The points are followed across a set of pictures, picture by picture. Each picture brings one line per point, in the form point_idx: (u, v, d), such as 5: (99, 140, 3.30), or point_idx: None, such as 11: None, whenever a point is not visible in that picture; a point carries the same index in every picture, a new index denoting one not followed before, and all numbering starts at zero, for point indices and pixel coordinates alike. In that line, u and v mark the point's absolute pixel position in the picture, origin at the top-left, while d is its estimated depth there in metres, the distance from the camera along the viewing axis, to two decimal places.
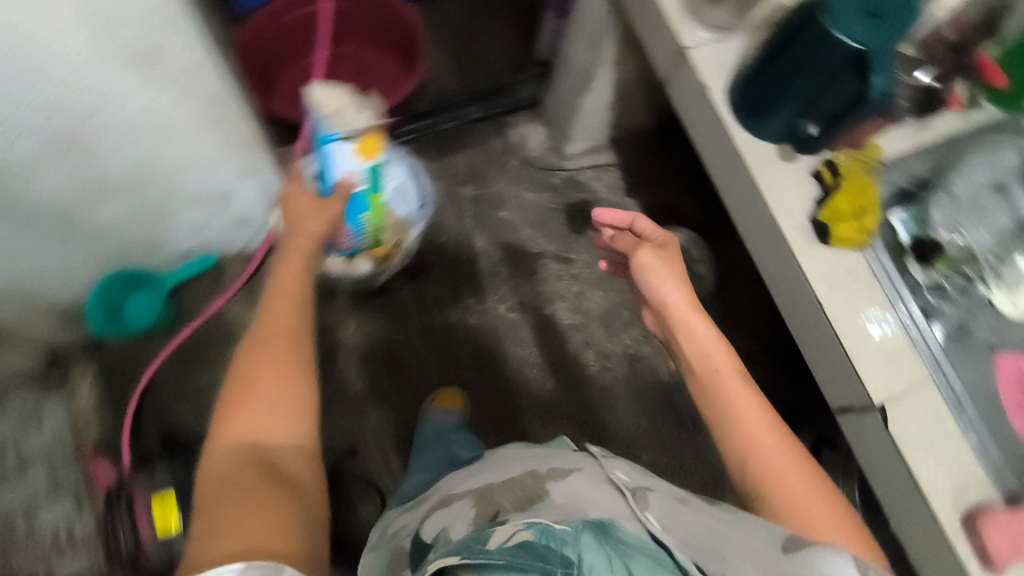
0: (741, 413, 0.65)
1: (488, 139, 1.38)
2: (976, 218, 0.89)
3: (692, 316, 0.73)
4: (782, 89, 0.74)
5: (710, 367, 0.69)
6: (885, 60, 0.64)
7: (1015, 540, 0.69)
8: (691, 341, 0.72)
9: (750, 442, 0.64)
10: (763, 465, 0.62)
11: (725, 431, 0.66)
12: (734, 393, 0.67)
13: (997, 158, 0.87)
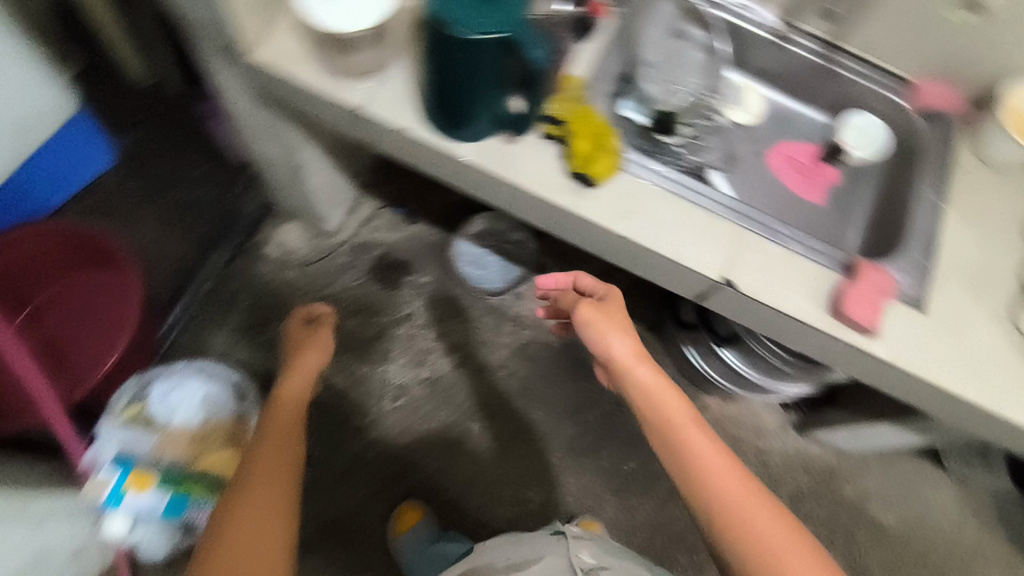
0: (720, 483, 0.63)
1: (254, 270, 1.27)
2: (681, 70, 0.96)
3: (637, 367, 0.74)
4: (461, 102, 0.74)
5: (670, 418, 0.69)
6: (528, 32, 0.67)
7: (870, 301, 0.80)
8: (643, 395, 0.72)
9: (739, 523, 0.61)
10: (760, 551, 0.59)
11: (708, 503, 0.63)
12: (704, 457, 0.65)
13: (658, 14, 0.95)
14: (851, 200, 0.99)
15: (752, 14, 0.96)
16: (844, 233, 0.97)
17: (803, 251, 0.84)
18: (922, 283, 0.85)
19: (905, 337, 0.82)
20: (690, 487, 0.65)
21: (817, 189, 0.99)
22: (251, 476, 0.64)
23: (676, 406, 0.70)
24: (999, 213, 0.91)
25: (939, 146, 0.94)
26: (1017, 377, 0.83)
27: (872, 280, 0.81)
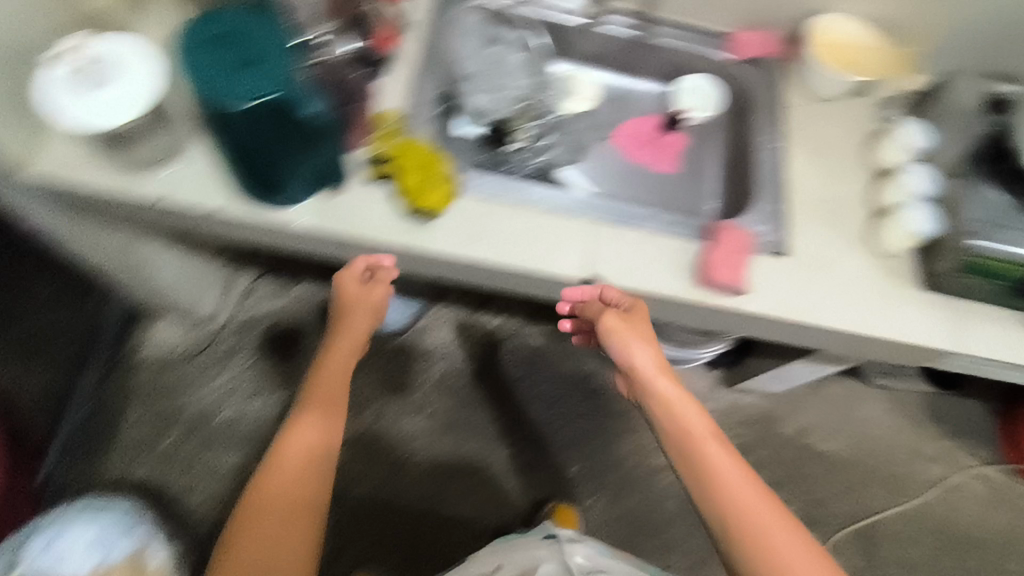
0: (743, 506, 0.63)
1: (134, 376, 1.24)
2: (503, 76, 0.94)
3: (658, 378, 0.73)
4: (275, 169, 0.69)
5: (692, 435, 0.69)
6: (300, 87, 0.64)
7: (728, 262, 0.81)
8: (664, 408, 0.72)
9: (760, 545, 0.61)
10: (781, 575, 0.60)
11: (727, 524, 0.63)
12: (728, 479, 0.65)
13: (465, 26, 0.93)
14: (704, 161, 0.99)
15: (559, 4, 0.95)
16: (704, 195, 0.97)
17: (659, 227, 0.84)
18: (779, 228, 0.86)
19: (775, 284, 0.83)
20: (712, 504, 0.65)
21: (670, 159, 0.99)
22: (261, 504, 0.64)
23: (694, 417, 0.70)
24: (837, 142, 0.93)
25: (766, 91, 0.96)
26: (884, 294, 0.85)
27: (729, 239, 0.82)
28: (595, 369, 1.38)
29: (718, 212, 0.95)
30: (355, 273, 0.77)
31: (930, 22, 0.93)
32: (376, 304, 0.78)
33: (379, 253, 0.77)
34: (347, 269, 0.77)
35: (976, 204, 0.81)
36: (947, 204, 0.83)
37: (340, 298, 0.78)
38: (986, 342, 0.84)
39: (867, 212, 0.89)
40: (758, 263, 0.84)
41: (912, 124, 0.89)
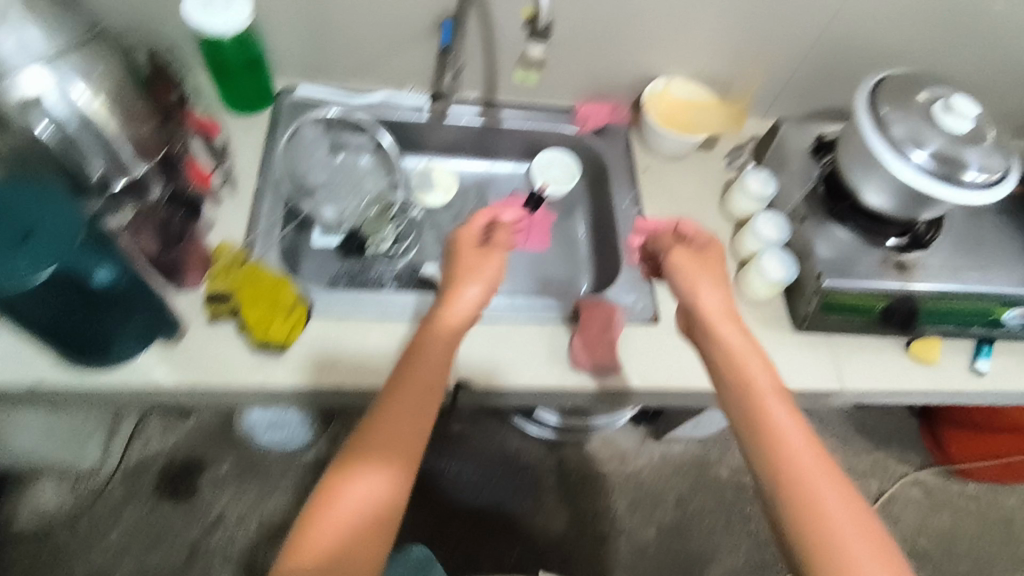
0: (809, 485, 0.56)
1: (10, 550, 1.15)
2: (350, 185, 0.95)
3: (721, 324, 0.69)
4: (95, 328, 0.67)
5: (754, 385, 0.63)
6: (87, 249, 0.60)
7: (598, 340, 0.80)
8: (728, 353, 0.66)
9: (825, 539, 0.54)
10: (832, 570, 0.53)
11: (783, 495, 0.57)
12: (789, 442, 0.59)
13: (303, 142, 0.93)
14: (572, 234, 1.00)
15: (402, 103, 0.97)
16: (577, 269, 0.97)
17: (526, 314, 0.83)
18: (648, 294, 0.87)
19: (652, 352, 0.82)
20: (768, 470, 0.58)
21: (540, 236, 0.98)
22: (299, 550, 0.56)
23: (762, 370, 0.64)
24: (688, 200, 0.96)
25: (617, 158, 0.98)
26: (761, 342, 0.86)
27: (597, 314, 0.82)
28: (519, 445, 1.35)
29: (591, 282, 0.95)
30: (471, 235, 0.77)
31: (752, 74, 0.99)
32: (489, 275, 0.73)
33: (499, 207, 0.80)
34: (463, 228, 0.77)
35: (823, 243, 0.84)
36: (796, 250, 0.86)
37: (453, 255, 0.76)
38: (866, 375, 0.84)
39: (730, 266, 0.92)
40: (632, 332, 0.83)
41: (753, 171, 0.91)
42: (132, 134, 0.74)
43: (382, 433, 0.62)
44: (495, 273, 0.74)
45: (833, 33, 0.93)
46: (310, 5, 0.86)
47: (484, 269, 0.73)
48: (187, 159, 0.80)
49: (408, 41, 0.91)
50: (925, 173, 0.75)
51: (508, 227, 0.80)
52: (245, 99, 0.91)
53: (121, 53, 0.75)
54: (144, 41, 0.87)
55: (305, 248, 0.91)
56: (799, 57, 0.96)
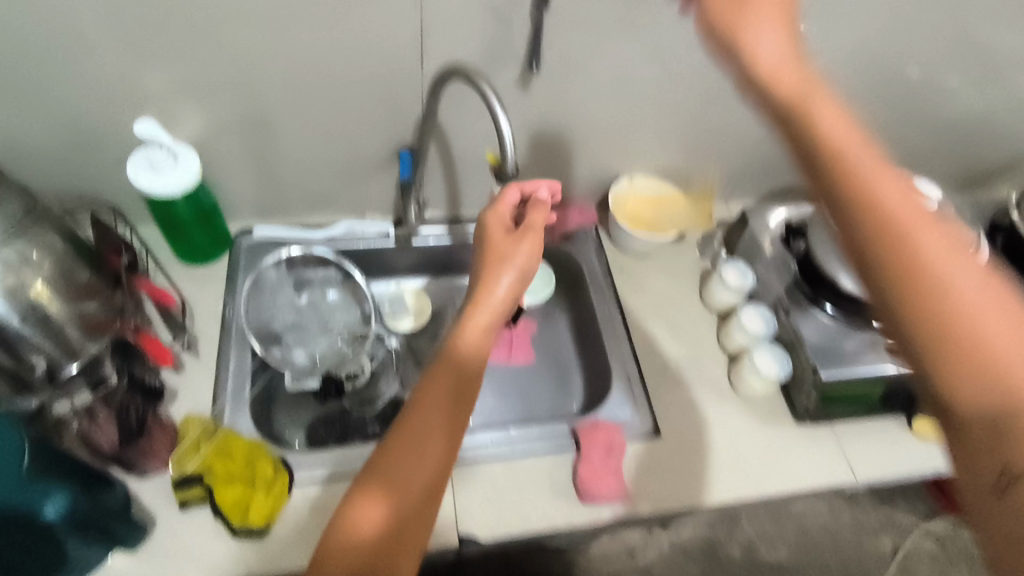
0: (935, 255, 0.44)
1: None
2: (319, 322, 0.90)
3: (806, 94, 0.49)
4: (39, 550, 0.58)
5: (850, 160, 0.47)
6: (33, 487, 0.56)
7: (604, 467, 0.76)
8: (805, 111, 0.49)
9: (958, 317, 0.42)
10: (965, 353, 0.42)
11: (891, 268, 0.45)
12: (902, 214, 0.45)
13: (265, 284, 0.88)
14: (555, 343, 0.97)
15: (365, 231, 0.93)
16: (565, 380, 0.94)
17: (522, 448, 0.79)
18: (645, 407, 0.84)
19: (659, 470, 0.78)
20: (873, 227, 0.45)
21: (521, 349, 0.96)
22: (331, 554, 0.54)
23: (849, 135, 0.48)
24: (667, 297, 0.95)
25: (590, 261, 0.97)
26: (766, 440, 0.83)
27: (597, 438, 0.78)
28: None
29: (582, 395, 0.91)
30: (498, 224, 0.73)
31: (713, 165, 0.99)
32: (520, 266, 0.70)
33: (529, 181, 0.74)
34: (490, 214, 0.73)
35: (808, 329, 0.84)
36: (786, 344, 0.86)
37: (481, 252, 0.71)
38: (875, 461, 0.82)
39: (721, 361, 0.90)
40: (634, 452, 0.79)
41: (730, 262, 0.92)
42: (77, 316, 0.67)
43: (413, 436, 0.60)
44: (524, 269, 0.70)
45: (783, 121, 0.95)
46: (260, 149, 0.83)
47: (512, 257, 0.69)
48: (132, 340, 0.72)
49: (366, 172, 0.89)
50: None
51: (545, 209, 0.73)
52: (200, 250, 0.86)
53: (62, 229, 0.69)
54: (100, 203, 0.84)
55: (279, 399, 0.85)
56: (756, 146, 0.97)
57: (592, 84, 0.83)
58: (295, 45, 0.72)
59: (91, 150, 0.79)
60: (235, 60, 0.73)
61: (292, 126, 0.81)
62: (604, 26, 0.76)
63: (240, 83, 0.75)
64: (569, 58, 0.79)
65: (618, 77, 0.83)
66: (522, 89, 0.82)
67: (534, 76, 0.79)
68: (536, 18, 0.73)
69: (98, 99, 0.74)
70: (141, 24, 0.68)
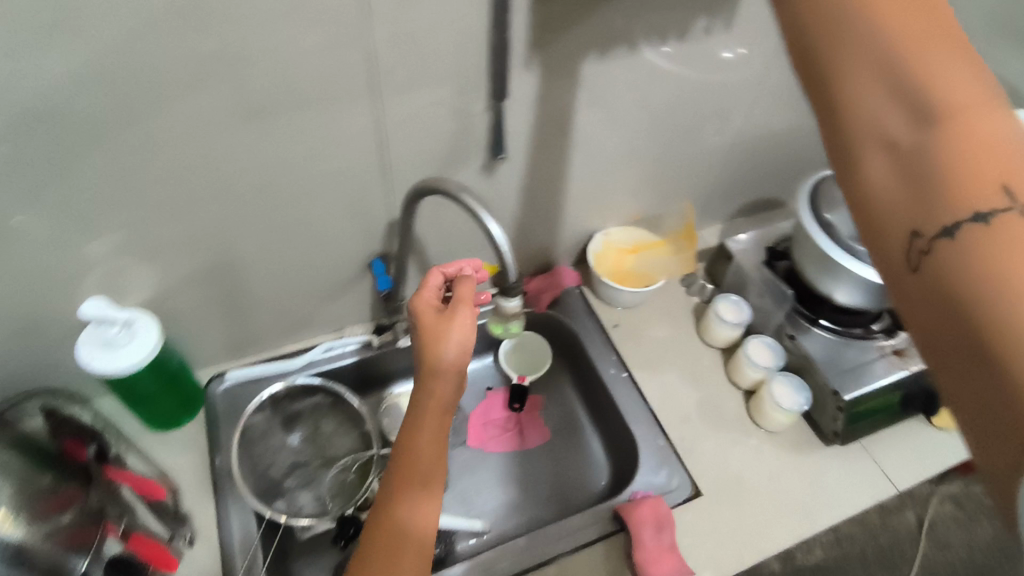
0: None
1: None
2: (318, 455, 0.84)
3: None
4: None
5: None
6: None
7: (660, 548, 0.71)
8: None
9: (884, 47, 0.36)
10: (895, 94, 0.36)
11: (820, 23, 0.38)
12: None
13: (252, 431, 0.81)
14: (566, 416, 0.94)
15: (346, 349, 0.87)
16: (585, 453, 0.90)
17: (571, 542, 0.75)
18: (681, 468, 0.81)
19: (712, 533, 0.76)
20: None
21: (534, 432, 0.92)
22: None
23: None
24: (669, 343, 0.93)
25: (583, 325, 0.94)
26: (805, 472, 0.82)
27: (643, 517, 0.74)
28: None
29: (610, 462, 0.88)
30: (427, 308, 0.64)
31: (680, 201, 0.99)
32: (462, 340, 0.61)
33: (450, 264, 0.68)
34: (415, 303, 0.63)
35: (814, 346, 0.85)
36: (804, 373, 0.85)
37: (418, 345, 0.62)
38: (911, 469, 0.82)
39: (738, 399, 0.88)
40: (682, 521, 0.76)
41: (725, 295, 0.93)
42: (51, 533, 0.59)
43: (402, 502, 0.59)
44: (466, 345, 0.61)
45: (739, 147, 0.96)
46: (222, 293, 0.77)
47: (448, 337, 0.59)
48: (121, 547, 0.66)
49: (338, 286, 0.83)
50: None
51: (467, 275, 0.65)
52: (175, 414, 0.79)
53: (17, 443, 0.62)
54: (58, 388, 0.76)
55: (297, 553, 0.77)
56: (717, 173, 0.98)
57: (555, 156, 0.81)
58: (248, 186, 0.67)
59: (37, 337, 0.70)
60: (182, 214, 0.66)
61: (254, 262, 0.75)
62: (562, 101, 0.75)
63: (191, 234, 0.69)
64: (529, 137, 0.77)
65: (580, 143, 0.81)
66: (486, 175, 0.79)
67: (498, 161, 0.77)
68: (494, 108, 0.70)
69: (37, 285, 0.66)
70: (72, 204, 0.60)
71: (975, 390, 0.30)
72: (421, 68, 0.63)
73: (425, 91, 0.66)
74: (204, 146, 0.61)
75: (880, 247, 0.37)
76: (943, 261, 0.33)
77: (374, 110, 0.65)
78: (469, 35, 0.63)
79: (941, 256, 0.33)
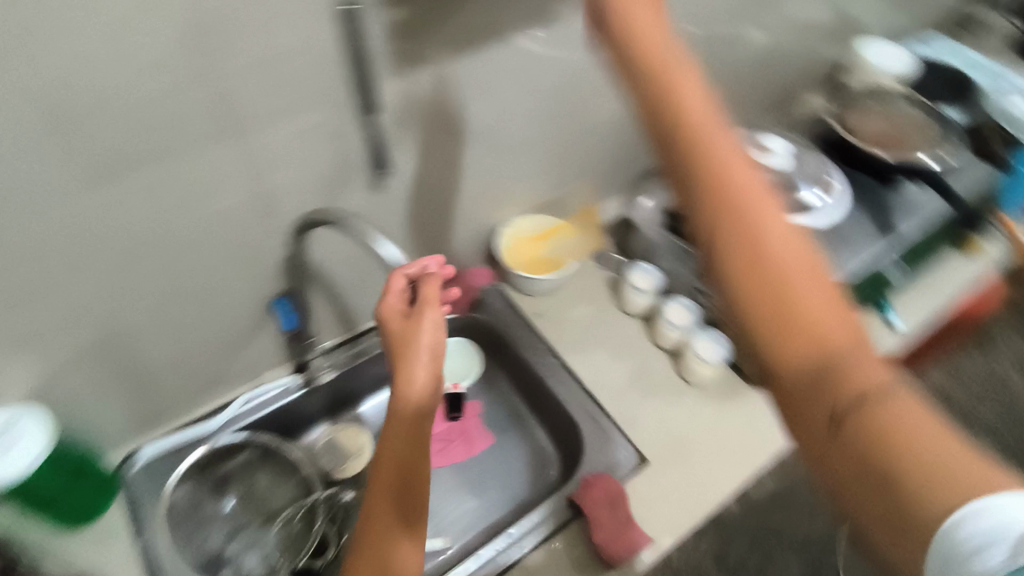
0: (774, 243, 0.44)
1: None
2: (258, 511, 0.80)
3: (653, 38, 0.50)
4: None
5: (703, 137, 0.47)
6: None
7: (617, 524, 0.73)
8: (652, 85, 0.50)
9: (793, 287, 0.43)
10: (804, 330, 0.42)
11: (744, 249, 0.44)
12: (749, 186, 0.46)
13: (179, 505, 0.77)
14: (508, 415, 0.94)
15: (267, 396, 0.83)
16: (533, 447, 0.90)
17: (533, 539, 0.75)
18: (625, 444, 0.82)
19: (663, 496, 0.78)
20: (713, 200, 0.46)
21: (478, 438, 0.91)
22: None
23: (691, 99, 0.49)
24: (594, 322, 0.95)
25: (506, 321, 0.94)
26: (739, 417, 0.85)
27: (597, 498, 0.75)
28: None
29: (560, 452, 0.89)
30: (395, 312, 0.64)
31: (578, 182, 1.00)
32: (432, 344, 0.61)
33: (410, 264, 0.66)
34: (385, 309, 0.64)
35: None
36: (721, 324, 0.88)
37: (390, 351, 0.63)
38: None
39: (667, 362, 0.91)
40: (636, 493, 0.78)
41: (640, 264, 0.96)
42: None
43: (382, 523, 0.60)
44: (437, 348, 0.62)
45: (622, 118, 0.97)
46: (113, 368, 0.70)
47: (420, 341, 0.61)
48: None
49: (243, 336, 0.78)
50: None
51: (433, 274, 0.65)
52: (93, 504, 0.72)
53: None
54: None
55: None
56: (608, 147, 0.99)
57: (443, 160, 0.79)
58: (114, 256, 0.61)
59: None
60: (45, 294, 0.60)
61: (141, 330, 0.69)
62: (436, 103, 0.72)
63: (61, 318, 0.62)
64: (409, 148, 0.75)
65: (466, 141, 0.80)
66: (375, 191, 0.76)
67: (384, 175, 0.74)
68: (366, 123, 0.68)
69: None
70: None
71: (912, 548, 0.36)
72: (278, 95, 0.60)
73: (288, 119, 0.62)
74: (52, 218, 0.55)
75: (812, 437, 0.41)
76: (868, 439, 0.38)
77: (237, 148, 0.61)
78: (319, 50, 0.59)
79: (867, 439, 0.38)
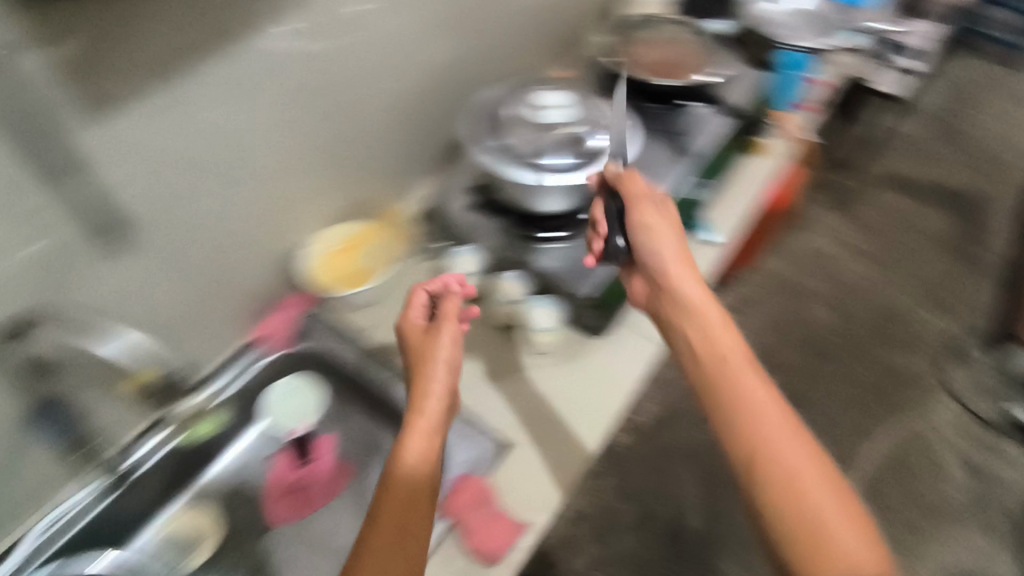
0: (774, 447, 0.54)
1: None
2: None
3: (678, 278, 0.67)
4: None
5: (721, 350, 0.61)
6: None
7: (489, 521, 0.73)
8: (688, 310, 0.65)
9: (806, 501, 0.51)
10: (813, 530, 0.50)
11: (754, 459, 0.54)
12: (761, 400, 0.57)
13: None
14: (369, 439, 0.87)
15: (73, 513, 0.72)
16: (399, 463, 0.86)
17: None
18: (477, 429, 0.82)
19: (530, 474, 0.79)
20: (734, 413, 0.57)
21: (340, 470, 0.85)
22: None
23: (705, 301, 0.65)
24: None
25: (337, 345, 0.89)
26: (587, 372, 0.89)
27: (463, 503, 0.75)
28: None
29: None
30: (415, 325, 0.75)
31: (373, 183, 0.95)
32: (450, 349, 0.71)
33: (436, 281, 0.78)
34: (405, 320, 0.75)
35: (552, 261, 0.88)
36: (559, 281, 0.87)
37: (413, 359, 0.72)
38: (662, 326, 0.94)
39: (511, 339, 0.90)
40: (504, 484, 0.78)
41: (459, 248, 0.93)
42: None
43: (402, 486, 0.59)
44: (455, 352, 0.71)
45: (394, 109, 0.93)
46: None
47: (444, 334, 0.71)
48: None
49: (11, 464, 0.67)
50: (577, 165, 0.83)
51: (454, 293, 0.77)
52: None
53: None
54: None
55: None
56: (389, 142, 0.95)
57: (191, 202, 0.70)
58: None
59: None
60: None
61: None
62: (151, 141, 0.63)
63: None
64: (147, 199, 0.65)
65: (215, 175, 0.71)
66: (118, 256, 0.66)
67: (115, 237, 0.64)
68: (59, 189, 0.58)
69: None
70: None
71: None
72: None
73: None
74: None
75: None
76: None
77: None
78: None
79: None
